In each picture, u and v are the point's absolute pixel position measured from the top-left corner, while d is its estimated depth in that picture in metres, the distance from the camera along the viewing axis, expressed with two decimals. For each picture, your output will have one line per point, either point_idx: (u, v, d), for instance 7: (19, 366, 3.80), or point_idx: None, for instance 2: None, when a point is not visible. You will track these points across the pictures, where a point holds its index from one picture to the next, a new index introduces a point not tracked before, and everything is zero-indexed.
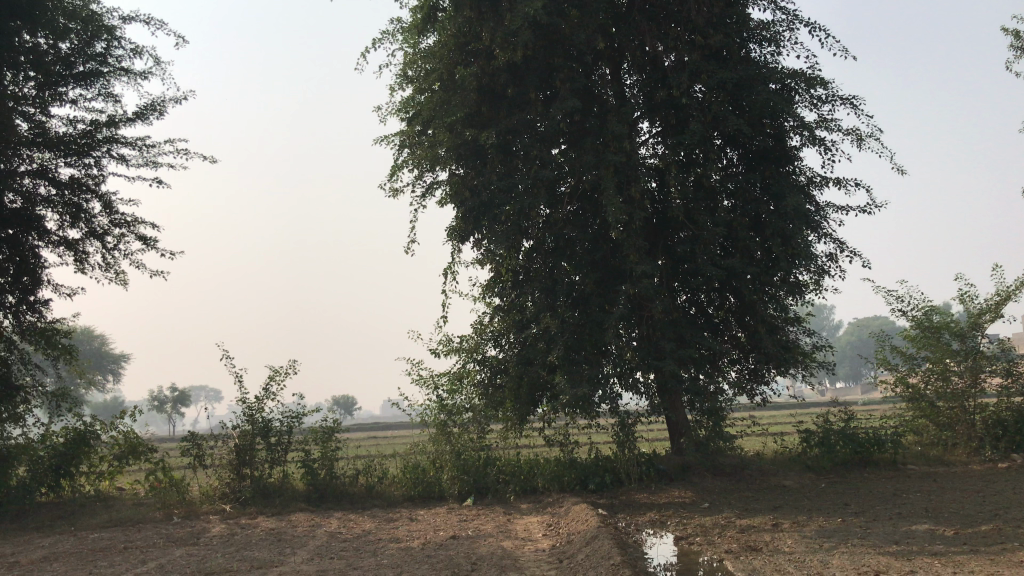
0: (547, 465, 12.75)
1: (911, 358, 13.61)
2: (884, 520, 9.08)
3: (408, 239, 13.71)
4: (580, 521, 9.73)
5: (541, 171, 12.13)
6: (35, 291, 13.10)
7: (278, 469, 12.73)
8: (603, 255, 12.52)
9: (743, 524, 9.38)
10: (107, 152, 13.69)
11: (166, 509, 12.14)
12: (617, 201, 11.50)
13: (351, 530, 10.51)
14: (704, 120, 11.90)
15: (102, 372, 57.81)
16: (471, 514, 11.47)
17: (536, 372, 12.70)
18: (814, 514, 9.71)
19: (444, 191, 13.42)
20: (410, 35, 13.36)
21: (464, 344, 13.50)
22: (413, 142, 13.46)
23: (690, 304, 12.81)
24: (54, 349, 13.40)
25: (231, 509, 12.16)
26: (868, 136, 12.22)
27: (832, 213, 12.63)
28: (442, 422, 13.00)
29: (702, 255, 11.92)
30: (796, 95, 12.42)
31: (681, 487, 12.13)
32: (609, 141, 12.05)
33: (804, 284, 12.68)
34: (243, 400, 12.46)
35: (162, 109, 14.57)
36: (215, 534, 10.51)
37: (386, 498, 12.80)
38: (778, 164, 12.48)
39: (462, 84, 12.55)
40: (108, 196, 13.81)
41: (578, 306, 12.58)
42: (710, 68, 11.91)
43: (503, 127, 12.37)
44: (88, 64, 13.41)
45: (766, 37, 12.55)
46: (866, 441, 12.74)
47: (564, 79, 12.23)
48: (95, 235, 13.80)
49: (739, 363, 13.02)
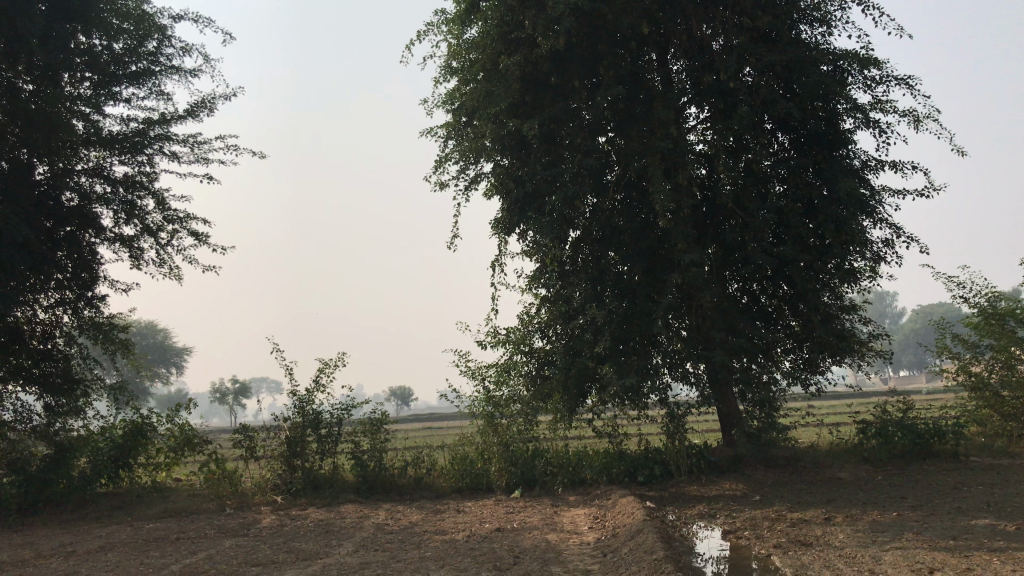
0: (596, 457, 12.61)
1: (974, 346, 13.17)
2: (943, 514, 8.76)
3: (453, 231, 13.67)
4: (627, 514, 9.60)
5: (586, 159, 11.98)
6: (92, 287, 13.43)
7: (329, 461, 12.85)
8: (651, 244, 12.31)
9: (794, 518, 9.14)
10: (159, 149, 13.95)
11: (219, 500, 12.35)
12: (664, 189, 11.30)
13: (398, 522, 10.54)
14: (753, 104, 11.60)
15: (165, 365, 59.34)
16: (518, 506, 11.42)
17: (584, 364, 12.57)
18: (869, 508, 9.43)
19: (489, 182, 13.34)
20: (454, 26, 13.30)
21: (511, 336, 13.37)
22: (457, 133, 13.41)
23: (742, 294, 12.53)
24: (112, 342, 13.71)
25: (282, 500, 12.31)
26: (925, 117, 11.76)
27: (888, 198, 12.23)
28: (489, 414, 12.97)
29: (752, 243, 11.65)
30: (849, 76, 12.02)
31: (732, 480, 11.90)
32: (656, 127, 11.83)
33: (859, 271, 12.28)
34: (294, 393, 12.58)
35: (212, 106, 14.80)
36: (265, 526, 10.64)
37: (434, 489, 12.83)
38: (831, 148, 12.09)
39: (506, 74, 12.45)
40: (161, 193, 14.09)
41: (625, 296, 12.40)
42: (759, 51, 11.61)
43: (548, 117, 12.25)
44: (141, 64, 13.67)
45: (817, 17, 12.16)
46: (927, 432, 12.39)
47: (608, 66, 12.04)
48: (149, 232, 14.09)
49: (794, 352, 12.47)
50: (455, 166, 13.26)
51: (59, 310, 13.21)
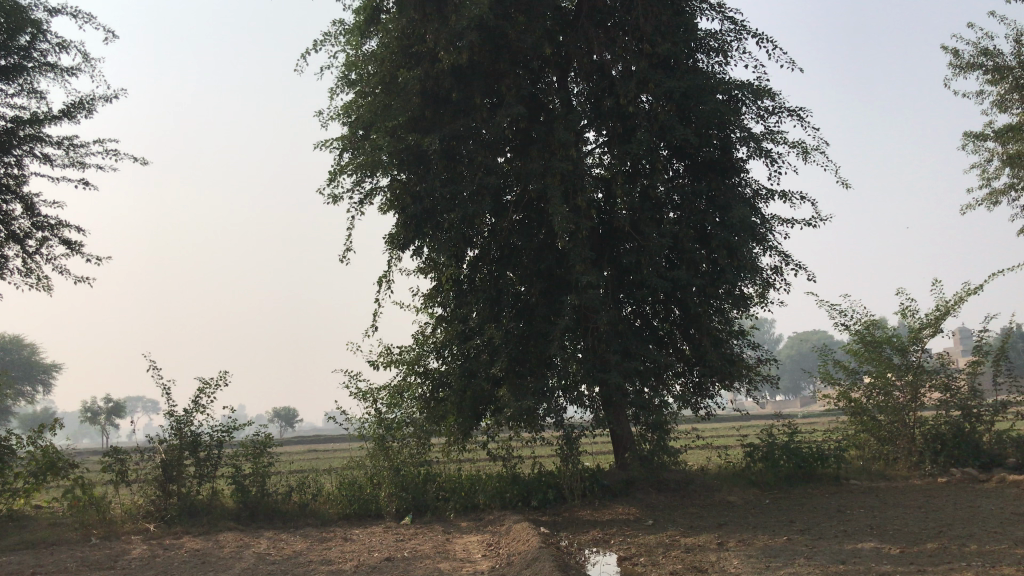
0: (489, 481, 12.33)
1: (854, 372, 13.61)
2: (830, 538, 8.90)
3: (343, 246, 12.94)
4: (521, 540, 9.37)
5: (486, 178, 11.80)
6: None
7: (207, 486, 12.09)
8: (549, 265, 12.20)
9: (688, 544, 9.12)
10: (30, 151, 12.98)
11: (84, 529, 11.42)
12: (563, 210, 11.22)
13: (280, 551, 9.97)
14: (652, 129, 11.70)
15: (30, 381, 55.60)
16: (408, 533, 11.01)
17: (479, 385, 12.28)
18: (759, 532, 9.52)
19: (385, 198, 12.96)
20: (352, 37, 12.91)
21: (406, 356, 13.05)
22: (354, 146, 12.96)
23: (635, 316, 12.53)
24: None
25: (156, 528, 11.48)
26: (813, 149, 12.14)
27: (778, 226, 12.54)
28: (380, 437, 12.67)
29: (648, 266, 11.71)
30: (743, 106, 12.29)
31: (625, 504, 11.82)
32: (556, 148, 11.77)
33: (749, 297, 12.53)
34: (171, 414, 11.85)
35: (92, 107, 13.92)
36: (133, 557, 9.88)
37: (320, 516, 12.29)
38: (724, 176, 12.32)
39: (405, 88, 12.09)
40: (31, 198, 13.10)
41: (522, 317, 12.26)
42: (658, 78, 11.75)
43: (446, 133, 12.01)
44: (11, 58, 12.72)
45: (714, 47, 12.41)
46: (809, 455, 12.70)
47: (510, 84, 11.92)
48: (15, 239, 13.05)
49: (684, 377, 12.63)
50: (350, 179, 12.78)
51: None
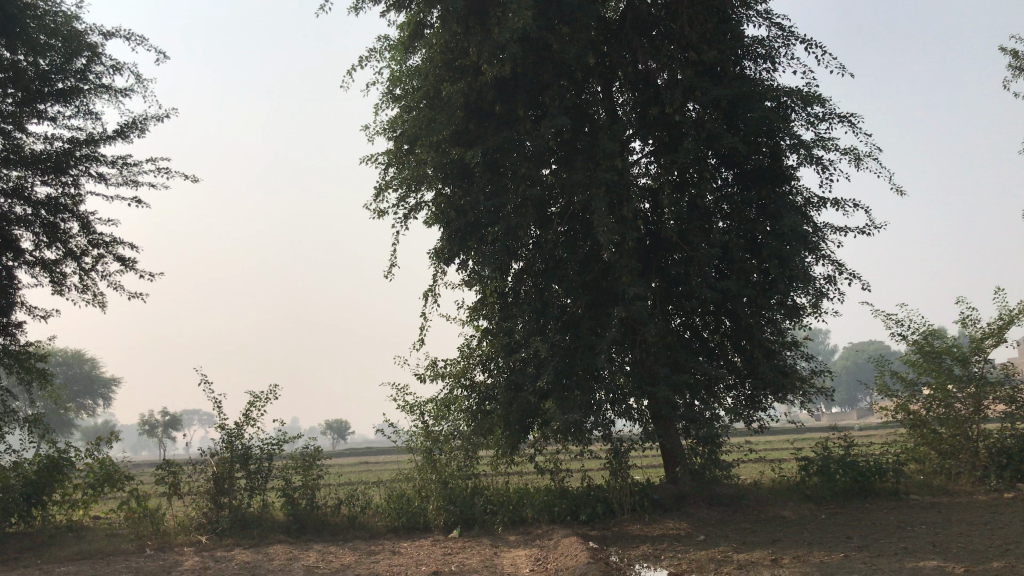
0: (537, 495, 12.23)
1: (912, 385, 13.27)
2: (890, 555, 8.60)
3: (388, 261, 13.18)
4: (570, 555, 9.24)
5: (531, 190, 11.73)
6: (8, 314, 12.72)
7: (257, 498, 12.21)
8: (595, 277, 12.07)
9: (741, 560, 8.90)
10: (86, 170, 13.30)
11: (139, 540, 11.60)
12: (609, 221, 11.10)
13: (329, 564, 9.99)
14: (699, 137, 11.54)
15: (90, 395, 57.01)
16: (456, 547, 10.96)
17: (526, 398, 12.20)
18: (814, 548, 9.26)
19: (430, 211, 13.01)
20: (396, 53, 12.99)
21: (451, 368, 13.03)
22: (399, 161, 13.01)
23: (685, 328, 12.38)
24: (28, 373, 13.01)
25: (208, 540, 11.59)
26: (866, 155, 11.85)
27: (830, 234, 12.24)
28: (428, 449, 12.56)
29: (697, 277, 11.51)
30: (792, 113, 12.05)
31: (676, 518, 11.60)
32: (601, 159, 11.67)
33: (801, 307, 12.24)
34: (222, 427, 12.03)
35: (145, 127, 14.24)
36: (186, 569, 9.99)
37: (368, 529, 12.29)
38: (774, 184, 12.08)
39: (449, 101, 12.12)
40: (87, 216, 13.42)
41: (569, 329, 12.15)
42: (704, 85, 11.58)
43: (491, 146, 11.99)
44: (68, 81, 13.06)
45: (761, 53, 12.20)
46: (867, 470, 12.30)
47: (554, 96, 11.87)
48: (72, 256, 13.37)
49: (736, 389, 12.39)
50: (395, 194, 12.86)
51: None
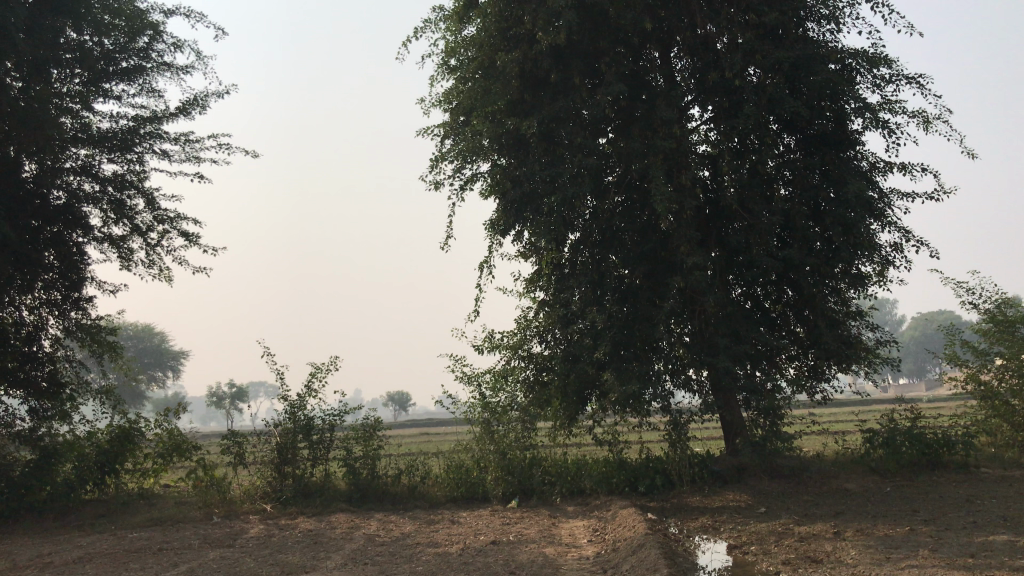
0: (595, 466, 12.23)
1: (984, 354, 12.84)
2: (958, 529, 8.36)
3: (446, 233, 13.19)
4: (627, 527, 9.21)
5: (587, 159, 11.58)
6: (79, 288, 13.15)
7: (320, 468, 12.48)
8: (653, 247, 11.90)
9: (802, 533, 8.76)
10: (150, 147, 13.58)
11: (207, 508, 11.95)
12: (666, 190, 10.92)
13: (389, 532, 10.16)
14: (760, 102, 11.24)
15: (160, 367, 58.82)
16: (514, 517, 11.03)
17: (584, 369, 12.16)
18: (879, 521, 9.06)
19: (485, 183, 12.96)
20: (451, 23, 12.91)
21: (508, 340, 13.01)
22: (455, 133, 13.00)
23: (746, 298, 12.20)
24: (99, 345, 13.47)
25: (272, 508, 11.89)
26: (935, 117, 11.41)
27: (898, 201, 11.84)
28: (485, 421, 12.57)
29: (758, 246, 11.26)
30: (857, 75, 11.65)
31: (736, 490, 11.48)
32: (658, 127, 11.46)
33: (866, 276, 11.90)
34: (285, 398, 12.23)
35: (205, 104, 14.45)
36: (252, 536, 10.26)
37: (428, 498, 12.45)
38: (838, 149, 11.71)
39: (504, 71, 12.02)
40: (151, 192, 13.71)
41: (626, 301, 12.05)
42: (765, 49, 11.26)
43: (546, 115, 11.87)
44: (132, 60, 13.31)
45: (825, 14, 11.78)
46: (934, 442, 11.95)
47: (610, 63, 11.68)
48: (138, 232, 13.70)
49: (798, 360, 12.15)
50: (451, 165, 12.84)
51: (45, 311, 12.93)
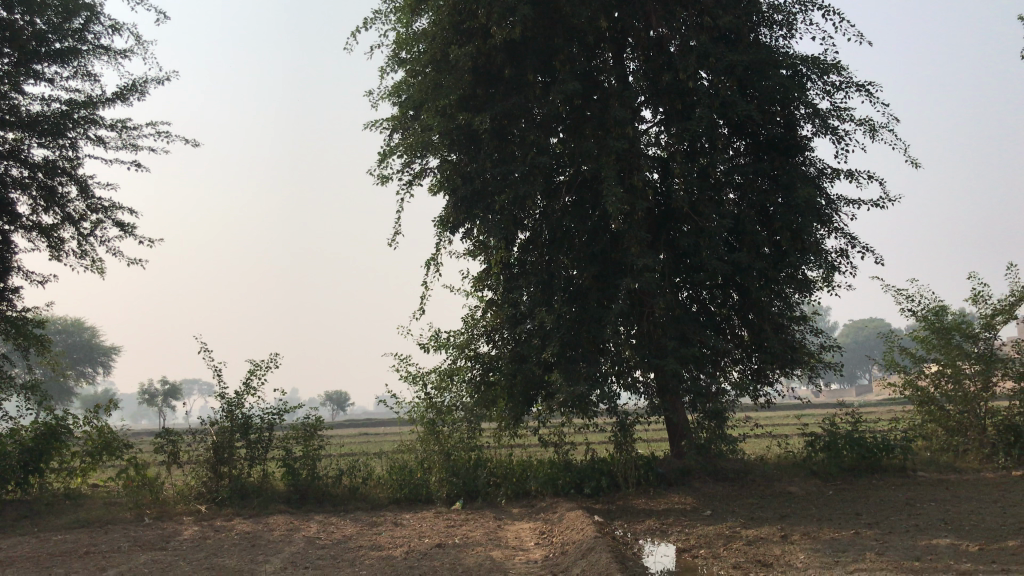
0: (541, 468, 12.07)
1: (921, 360, 13.06)
2: (902, 533, 8.43)
3: (392, 229, 12.96)
4: (575, 530, 9.07)
5: (539, 157, 11.41)
6: (4, 279, 12.56)
7: (257, 468, 12.06)
8: (603, 247, 11.79)
9: (750, 536, 8.74)
10: (84, 133, 13.01)
11: (137, 509, 11.45)
12: (618, 190, 10.82)
13: (330, 535, 9.84)
14: (712, 105, 11.22)
15: (90, 363, 56.75)
16: (459, 519, 10.82)
17: (531, 369, 12.00)
18: (824, 525, 9.09)
19: (434, 179, 12.72)
20: (402, 15, 12.64)
21: (454, 340, 12.81)
22: (404, 127, 12.75)
23: (692, 301, 12.12)
24: (25, 339, 12.86)
25: (207, 510, 11.46)
26: (882, 126, 11.56)
27: (844, 207, 11.95)
28: (430, 421, 12.40)
29: (707, 248, 11.23)
30: (808, 82, 11.74)
31: (682, 493, 11.43)
32: (611, 127, 11.37)
33: (812, 281, 11.99)
34: (222, 396, 11.83)
35: (144, 90, 13.92)
36: (185, 538, 9.84)
37: (370, 500, 12.13)
38: (787, 155, 11.79)
39: (456, 65, 11.80)
40: (85, 180, 13.14)
41: (575, 301, 11.92)
42: (718, 52, 11.25)
43: (498, 111, 11.69)
44: (66, 42, 12.73)
45: (778, 20, 11.87)
46: (874, 446, 12.09)
47: (564, 61, 11.54)
48: (70, 221, 13.13)
49: (742, 363, 12.23)
50: (400, 160, 12.58)
51: None
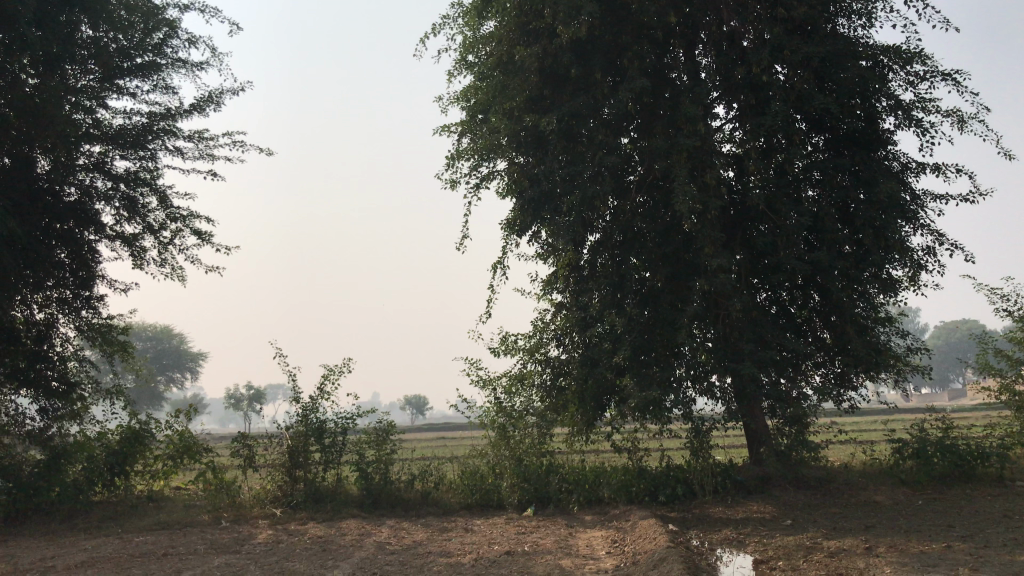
0: (614, 474, 11.83)
1: (1018, 363, 12.33)
2: (999, 547, 7.91)
3: (461, 233, 12.96)
4: (648, 538, 8.82)
5: (608, 157, 11.18)
6: (91, 287, 12.97)
7: (332, 471, 12.19)
8: (675, 248, 11.47)
9: (831, 547, 8.34)
10: (163, 145, 13.34)
11: (215, 512, 11.67)
12: (689, 189, 10.50)
13: (400, 541, 9.81)
14: (788, 99, 10.79)
15: (178, 368, 58.69)
16: (530, 526, 10.66)
17: (602, 374, 11.74)
18: (913, 537, 8.62)
19: (502, 182, 12.62)
20: (470, 19, 12.60)
21: (525, 343, 12.67)
22: (472, 131, 12.70)
23: (770, 303, 11.70)
24: (111, 345, 13.27)
25: (282, 513, 11.58)
26: (971, 116, 10.95)
27: (931, 203, 11.36)
28: (501, 426, 12.32)
29: (784, 247, 10.81)
30: (890, 73, 11.22)
31: (760, 501, 11.03)
32: (682, 124, 11.05)
33: (897, 280, 11.42)
34: (297, 400, 11.95)
35: (220, 101, 14.21)
36: (259, 542, 9.94)
37: (441, 505, 12.06)
38: (869, 150, 11.28)
39: (523, 67, 11.67)
40: (165, 190, 13.48)
41: (647, 304, 11.63)
42: (793, 44, 10.82)
43: (566, 112, 11.50)
44: (146, 56, 13.09)
45: (857, 9, 11.38)
46: (968, 454, 11.42)
47: (632, 58, 11.28)
48: (151, 230, 13.48)
49: (824, 367, 11.63)
50: (468, 163, 12.53)
51: (59, 311, 12.82)
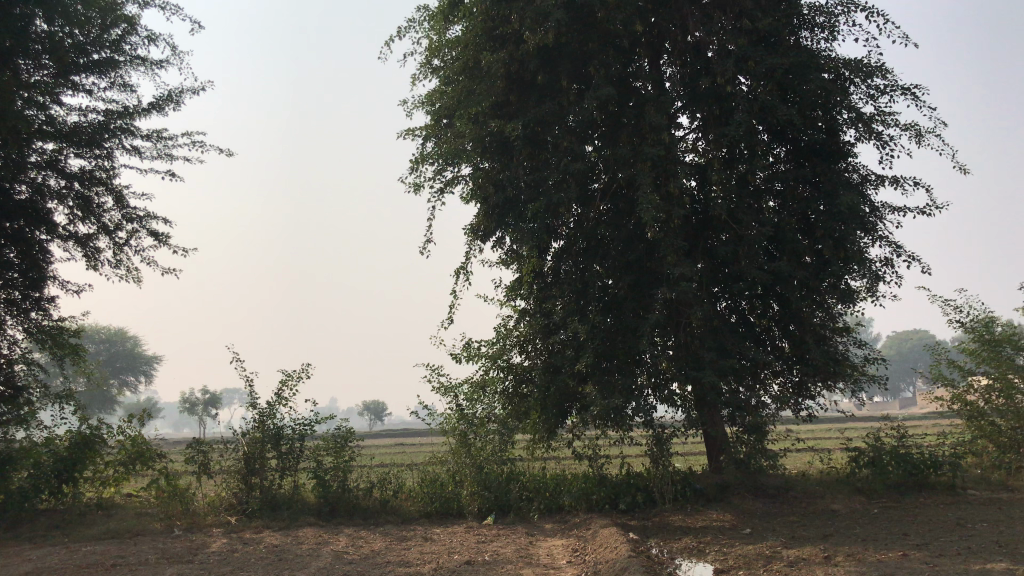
0: (575, 482, 11.80)
1: (970, 373, 12.55)
2: (954, 556, 8.01)
3: (425, 237, 12.86)
4: (609, 547, 8.77)
5: (572, 164, 11.16)
6: (41, 288, 12.58)
7: (289, 479, 11.96)
8: (638, 256, 11.48)
9: (790, 556, 8.38)
10: (120, 143, 13.04)
11: (168, 520, 11.38)
12: (653, 197, 10.52)
13: (358, 550, 9.66)
14: (751, 110, 10.87)
15: (132, 372, 57.52)
16: (491, 534, 10.56)
17: (564, 381, 11.70)
18: (870, 545, 8.69)
19: (467, 187, 12.54)
20: (436, 23, 12.52)
21: (487, 350, 12.60)
22: (437, 135, 12.62)
23: (731, 312, 11.73)
24: (61, 348, 12.90)
25: (236, 522, 11.35)
26: (928, 130, 11.13)
27: (889, 215, 11.52)
28: (462, 433, 12.21)
29: (745, 257, 10.88)
30: (851, 86, 11.37)
31: (719, 510, 11.06)
32: (646, 133, 11.08)
33: (855, 291, 11.55)
34: (254, 406, 11.71)
35: (179, 100, 13.93)
36: (213, 551, 9.71)
37: (400, 513, 11.92)
38: (830, 161, 11.40)
39: (489, 72, 11.62)
40: (120, 189, 13.18)
41: (610, 311, 11.62)
42: (758, 56, 10.92)
43: (531, 118, 11.46)
44: (103, 53, 12.79)
45: (820, 23, 11.52)
46: (922, 463, 11.60)
47: (598, 65, 11.29)
48: (106, 230, 13.15)
49: (783, 375, 11.73)
50: (432, 167, 12.43)
51: (8, 313, 12.38)
